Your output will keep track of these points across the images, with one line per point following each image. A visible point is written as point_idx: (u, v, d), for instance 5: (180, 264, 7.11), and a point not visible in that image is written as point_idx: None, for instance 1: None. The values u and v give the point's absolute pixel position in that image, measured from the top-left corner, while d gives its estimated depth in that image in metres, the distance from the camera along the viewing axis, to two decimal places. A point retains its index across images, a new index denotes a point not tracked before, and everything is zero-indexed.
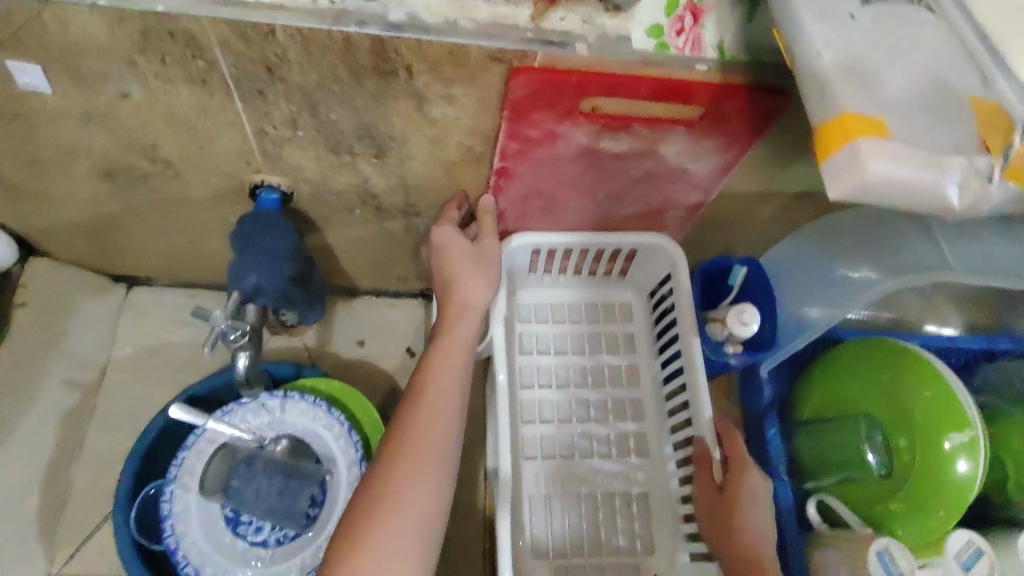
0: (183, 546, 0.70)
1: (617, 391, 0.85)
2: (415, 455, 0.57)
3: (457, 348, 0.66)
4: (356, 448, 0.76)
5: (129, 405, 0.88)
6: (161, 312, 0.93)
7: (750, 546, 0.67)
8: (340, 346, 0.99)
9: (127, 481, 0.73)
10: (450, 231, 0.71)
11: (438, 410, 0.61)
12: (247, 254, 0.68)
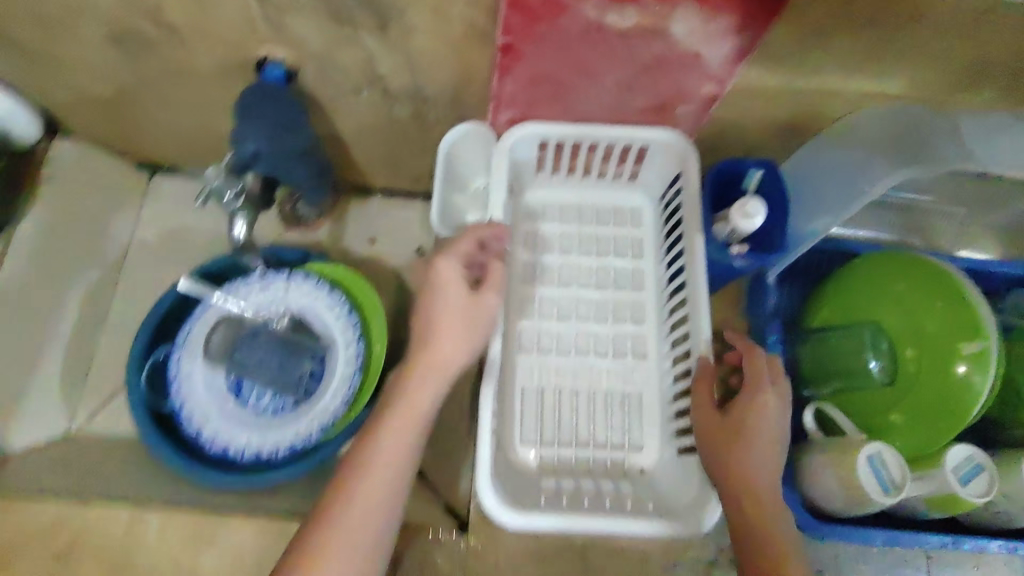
0: (188, 406, 0.74)
1: (619, 292, 0.84)
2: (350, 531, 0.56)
3: (409, 430, 0.60)
4: (354, 328, 0.77)
5: (147, 279, 0.92)
6: (180, 196, 0.96)
7: (754, 469, 0.61)
8: (351, 243, 0.99)
9: (139, 344, 0.77)
10: (444, 283, 0.65)
11: (369, 502, 0.57)
12: (248, 118, 0.71)
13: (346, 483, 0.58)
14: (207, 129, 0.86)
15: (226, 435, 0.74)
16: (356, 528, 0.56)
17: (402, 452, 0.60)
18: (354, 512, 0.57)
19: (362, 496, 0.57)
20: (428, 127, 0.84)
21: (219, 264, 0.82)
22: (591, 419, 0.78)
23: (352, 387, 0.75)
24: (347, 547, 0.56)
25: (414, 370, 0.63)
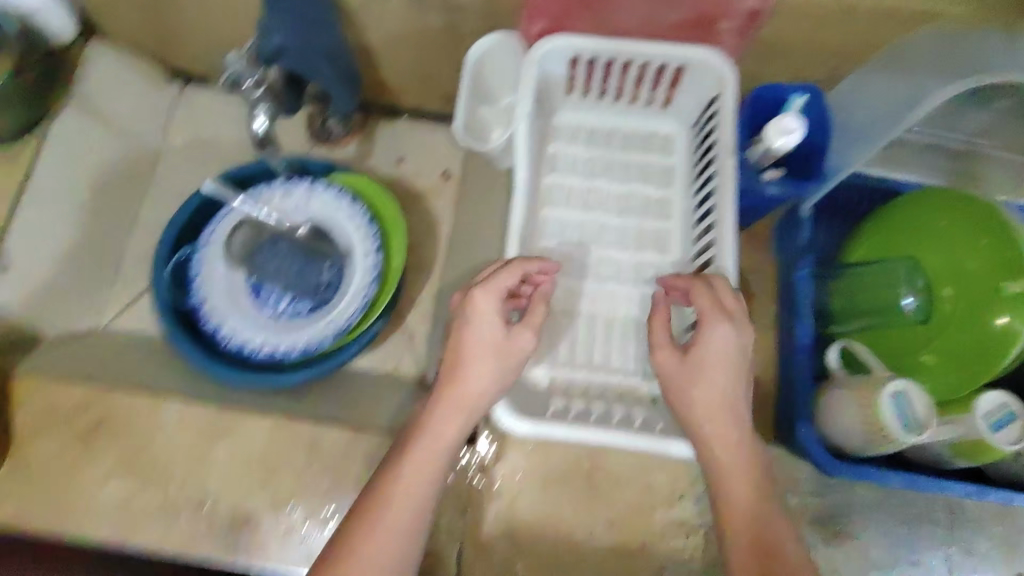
0: (209, 304, 0.76)
1: (645, 219, 0.81)
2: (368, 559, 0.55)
3: (430, 463, 0.60)
4: (373, 238, 0.77)
5: (184, 184, 0.95)
6: (216, 106, 0.98)
7: (716, 417, 0.61)
8: (380, 160, 0.99)
9: (165, 242, 0.78)
10: (478, 314, 0.63)
11: (388, 529, 0.57)
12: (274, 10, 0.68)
13: (366, 511, 0.58)
14: (241, 35, 0.87)
15: (242, 334, 0.76)
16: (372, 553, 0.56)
17: (423, 482, 0.59)
18: (373, 542, 0.56)
19: (379, 523, 0.57)
20: (458, 39, 0.81)
21: (249, 169, 0.83)
22: (608, 343, 0.77)
23: (367, 295, 0.75)
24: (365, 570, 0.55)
25: (439, 405, 0.62)
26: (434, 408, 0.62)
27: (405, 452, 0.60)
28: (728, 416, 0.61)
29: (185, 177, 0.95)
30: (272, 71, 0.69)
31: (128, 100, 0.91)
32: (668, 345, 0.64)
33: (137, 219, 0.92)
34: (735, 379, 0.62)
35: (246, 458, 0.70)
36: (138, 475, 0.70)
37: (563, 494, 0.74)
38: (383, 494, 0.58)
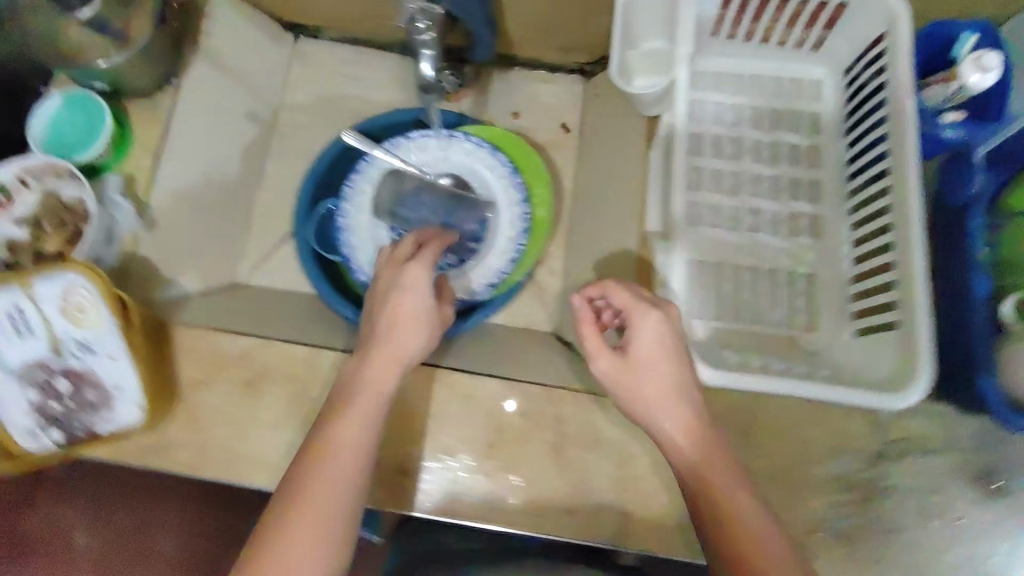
0: (356, 257, 0.76)
1: (795, 169, 0.77)
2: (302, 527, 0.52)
3: (349, 446, 0.56)
4: (519, 190, 0.76)
5: (307, 141, 0.95)
6: (332, 61, 0.96)
7: (654, 408, 0.59)
8: (495, 116, 0.95)
9: (305, 197, 0.78)
10: (411, 278, 0.62)
11: (322, 515, 0.53)
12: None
13: (294, 499, 0.53)
14: None
15: None
16: (303, 540, 0.52)
17: (346, 465, 0.55)
18: (304, 529, 0.52)
19: (305, 510, 0.53)
20: None
21: (397, 119, 0.82)
22: (762, 295, 0.74)
23: (519, 247, 0.74)
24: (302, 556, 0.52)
25: (350, 392, 0.59)
26: (349, 391, 0.59)
27: (324, 439, 0.56)
28: (678, 415, 0.59)
29: (307, 134, 0.95)
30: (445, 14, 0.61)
31: (250, 54, 0.90)
32: (598, 348, 0.61)
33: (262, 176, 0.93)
34: (679, 364, 0.60)
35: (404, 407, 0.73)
36: (303, 427, 0.71)
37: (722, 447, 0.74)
38: (302, 480, 0.54)
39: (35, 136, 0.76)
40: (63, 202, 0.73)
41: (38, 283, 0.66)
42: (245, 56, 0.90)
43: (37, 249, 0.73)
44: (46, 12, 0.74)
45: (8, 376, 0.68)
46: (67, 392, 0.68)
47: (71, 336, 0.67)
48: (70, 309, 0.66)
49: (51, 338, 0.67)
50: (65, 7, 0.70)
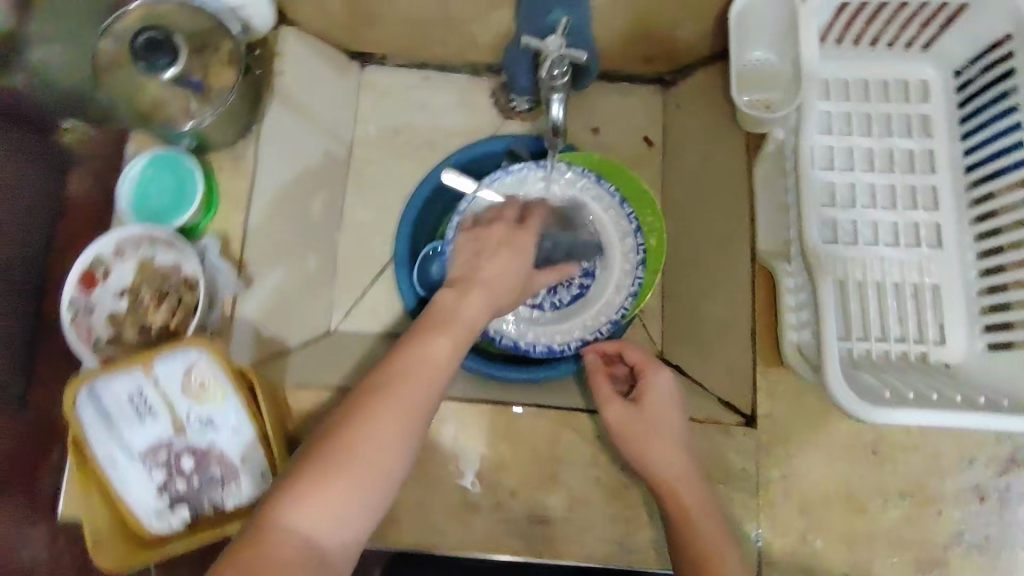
0: None
1: (909, 177, 0.74)
2: (381, 437, 0.51)
3: (429, 372, 0.55)
4: (631, 221, 0.75)
5: (383, 176, 0.93)
6: (401, 90, 0.94)
7: (643, 450, 0.65)
8: (575, 133, 0.92)
9: (404, 246, 0.81)
10: (515, 247, 0.65)
11: (397, 431, 0.51)
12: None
13: (373, 407, 0.52)
14: (449, 12, 0.82)
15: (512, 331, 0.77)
16: (377, 445, 0.50)
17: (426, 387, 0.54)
18: (376, 448, 0.50)
19: (387, 412, 0.52)
20: None
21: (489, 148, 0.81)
22: (888, 311, 0.72)
23: (636, 284, 0.75)
24: (376, 460, 0.50)
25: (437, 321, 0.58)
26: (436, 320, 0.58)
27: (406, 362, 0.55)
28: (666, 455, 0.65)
29: (383, 167, 0.93)
30: (582, 56, 0.55)
31: (322, 90, 0.87)
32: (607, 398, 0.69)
33: (344, 216, 0.91)
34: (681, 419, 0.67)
35: (533, 452, 0.71)
36: (435, 480, 0.71)
37: (854, 467, 0.73)
38: (381, 391, 0.53)
39: (122, 201, 0.73)
40: (159, 269, 0.71)
41: (157, 364, 0.64)
42: (318, 93, 0.86)
43: (140, 322, 0.71)
44: (125, 70, 0.72)
45: (129, 461, 0.65)
46: (190, 472, 0.67)
47: (193, 414, 0.66)
48: (194, 388, 0.65)
49: (173, 417, 0.66)
50: (149, 69, 0.68)
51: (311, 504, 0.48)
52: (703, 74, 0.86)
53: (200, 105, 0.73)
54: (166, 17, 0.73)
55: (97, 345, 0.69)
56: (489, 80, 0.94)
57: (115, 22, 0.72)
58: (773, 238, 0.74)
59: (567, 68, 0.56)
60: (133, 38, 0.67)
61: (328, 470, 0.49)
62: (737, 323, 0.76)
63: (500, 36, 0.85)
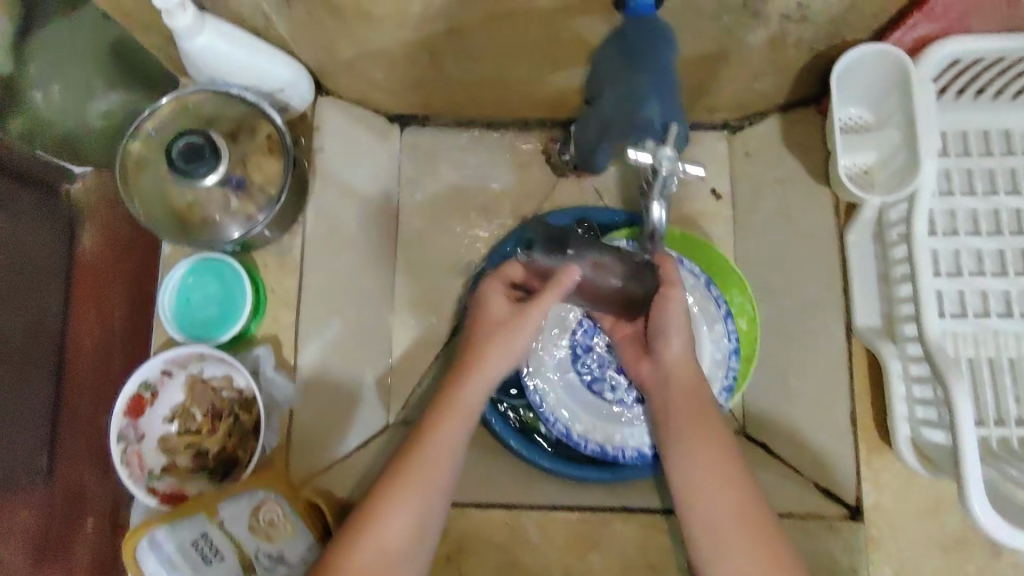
0: (547, 401, 0.73)
1: (1021, 239, 0.67)
2: (408, 491, 0.57)
3: (446, 453, 0.59)
4: (718, 303, 0.69)
5: (434, 245, 0.87)
6: (448, 153, 0.88)
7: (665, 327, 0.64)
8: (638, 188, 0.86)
9: None
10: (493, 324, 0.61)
11: (422, 486, 0.57)
12: (652, 71, 0.62)
13: (402, 468, 0.58)
14: (500, 74, 0.74)
15: (596, 431, 0.73)
16: (401, 506, 0.57)
17: (446, 462, 0.59)
18: (400, 507, 0.57)
19: (417, 482, 0.57)
20: (777, 53, 0.67)
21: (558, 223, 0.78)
22: (1007, 391, 0.65)
23: (732, 372, 0.69)
24: (402, 515, 0.56)
25: (441, 408, 0.60)
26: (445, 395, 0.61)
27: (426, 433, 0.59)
28: (709, 449, 0.60)
29: (434, 237, 0.87)
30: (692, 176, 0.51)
31: (364, 163, 0.80)
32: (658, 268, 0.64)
33: (395, 292, 0.86)
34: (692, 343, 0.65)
35: (625, 563, 0.64)
36: None
37: (967, 558, 0.66)
38: (410, 458, 0.58)
39: (165, 313, 0.68)
40: (209, 384, 0.67)
41: (223, 505, 0.61)
42: (362, 167, 0.80)
43: (195, 447, 0.66)
44: (156, 170, 0.68)
45: None
46: None
47: (262, 553, 0.62)
48: (264, 527, 0.62)
49: (240, 558, 0.61)
50: (189, 177, 0.62)
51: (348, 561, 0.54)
52: (777, 122, 0.79)
53: (240, 203, 0.68)
54: (198, 112, 0.69)
55: (150, 479, 0.64)
56: (539, 136, 0.87)
57: (144, 122, 0.68)
58: (872, 313, 0.69)
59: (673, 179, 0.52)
60: (171, 146, 0.61)
61: (364, 523, 0.56)
62: (833, 402, 0.70)
63: (553, 95, 0.78)
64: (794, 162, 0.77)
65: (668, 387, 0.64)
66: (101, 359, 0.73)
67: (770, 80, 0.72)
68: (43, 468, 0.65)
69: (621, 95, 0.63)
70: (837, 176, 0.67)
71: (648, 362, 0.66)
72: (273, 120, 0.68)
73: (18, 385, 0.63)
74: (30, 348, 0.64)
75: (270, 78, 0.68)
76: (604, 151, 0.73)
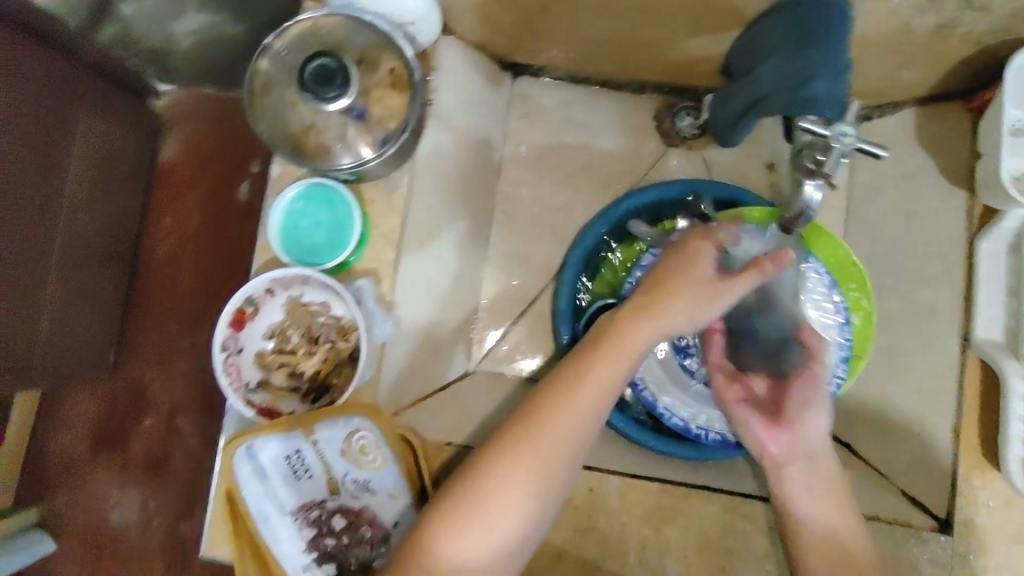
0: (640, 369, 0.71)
1: None
2: (529, 449, 0.51)
3: (580, 415, 0.52)
4: (839, 309, 0.67)
5: (532, 202, 0.87)
6: (558, 109, 0.87)
7: (812, 403, 0.58)
8: (748, 168, 0.84)
9: (565, 306, 0.77)
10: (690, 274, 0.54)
11: (551, 447, 0.51)
12: (827, 49, 0.55)
13: (528, 431, 0.51)
14: (632, 32, 0.72)
15: (684, 409, 0.70)
16: (514, 481, 0.50)
17: (579, 427, 0.52)
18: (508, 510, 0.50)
19: (541, 446, 0.51)
20: (939, 42, 0.64)
21: (666, 193, 0.77)
22: None
23: (838, 379, 0.66)
24: (526, 483, 0.50)
25: (604, 345, 0.53)
26: (595, 351, 0.54)
27: (534, 423, 0.51)
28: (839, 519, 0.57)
29: (534, 192, 0.87)
30: (874, 153, 0.50)
31: (476, 108, 0.80)
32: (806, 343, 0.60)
33: (489, 243, 0.86)
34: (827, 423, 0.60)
35: (703, 543, 0.63)
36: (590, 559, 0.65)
37: None
38: (534, 421, 0.51)
39: (273, 234, 0.69)
40: (308, 307, 0.67)
41: (319, 427, 0.62)
42: (476, 109, 0.80)
43: (290, 368, 0.67)
44: (280, 93, 0.68)
45: (280, 518, 0.60)
46: (340, 533, 0.62)
47: (351, 478, 0.63)
48: (356, 453, 0.63)
49: (330, 481, 0.63)
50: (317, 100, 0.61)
51: (459, 535, 0.49)
52: (911, 115, 0.75)
53: (358, 134, 0.68)
54: (327, 37, 0.67)
55: (247, 391, 0.65)
56: (653, 101, 0.86)
57: (275, 40, 0.67)
58: (993, 327, 0.67)
59: (842, 156, 0.50)
60: (303, 65, 0.60)
61: (478, 493, 0.50)
62: (934, 413, 0.68)
63: (680, 61, 0.76)
64: (927, 159, 0.73)
65: (808, 472, 0.58)
66: (173, 253, 1.12)
67: (918, 69, 0.69)
68: (110, 362, 1.09)
69: (787, 71, 0.57)
70: (999, 180, 0.64)
71: (781, 437, 0.58)
72: (404, 54, 0.67)
73: (98, 274, 1.02)
74: (115, 244, 1.06)
75: (405, 9, 0.66)
76: (747, 130, 0.66)
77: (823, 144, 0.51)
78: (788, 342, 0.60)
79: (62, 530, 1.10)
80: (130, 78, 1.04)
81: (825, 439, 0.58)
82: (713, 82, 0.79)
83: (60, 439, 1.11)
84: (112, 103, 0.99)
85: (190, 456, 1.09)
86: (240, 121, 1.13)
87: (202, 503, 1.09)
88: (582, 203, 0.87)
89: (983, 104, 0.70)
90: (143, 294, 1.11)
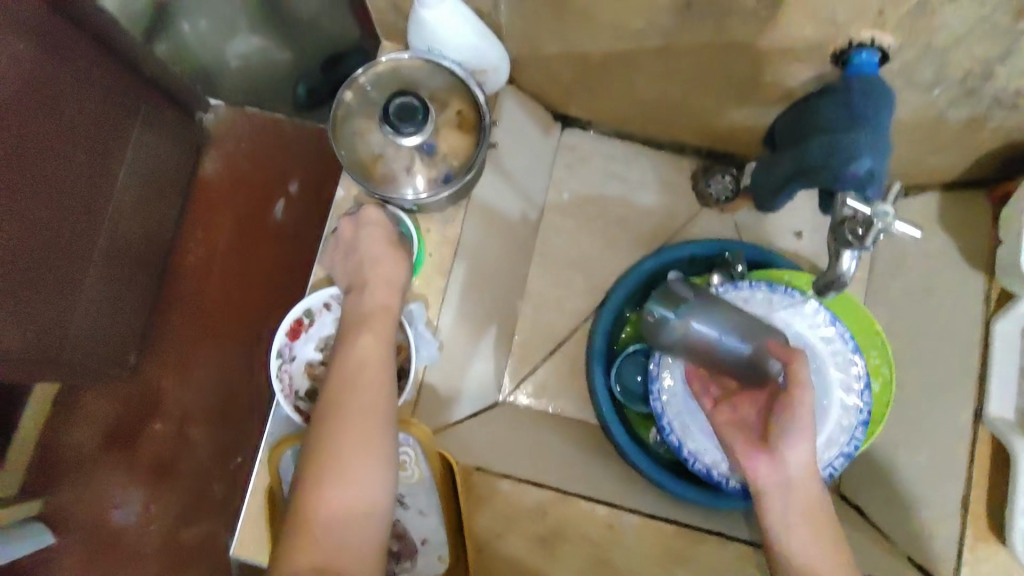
0: (668, 414, 0.75)
1: None
2: (367, 406, 0.58)
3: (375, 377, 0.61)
4: (859, 377, 0.70)
5: (569, 247, 0.92)
6: (601, 162, 0.93)
7: (790, 430, 0.61)
8: (776, 234, 0.89)
9: (599, 343, 0.83)
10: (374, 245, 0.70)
11: (365, 412, 0.58)
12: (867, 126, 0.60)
13: (341, 399, 0.59)
14: (685, 97, 0.78)
15: (708, 456, 0.74)
16: (362, 451, 0.56)
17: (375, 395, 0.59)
18: (349, 442, 0.57)
19: (363, 414, 0.58)
20: (971, 134, 0.69)
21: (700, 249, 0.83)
22: None
23: (854, 442, 0.70)
24: (369, 432, 0.57)
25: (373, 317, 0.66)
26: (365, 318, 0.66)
27: (350, 390, 0.59)
28: (816, 542, 0.59)
29: (572, 238, 0.92)
30: (909, 234, 0.54)
31: (528, 154, 0.86)
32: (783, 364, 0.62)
33: (525, 283, 0.91)
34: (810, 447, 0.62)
35: None
36: None
37: None
38: (347, 390, 0.59)
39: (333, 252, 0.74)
40: None
41: None
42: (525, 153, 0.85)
43: None
44: (359, 123, 0.73)
45: None
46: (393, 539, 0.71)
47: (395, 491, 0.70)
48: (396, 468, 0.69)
49: None
50: (397, 133, 0.67)
51: (337, 493, 0.55)
52: (937, 199, 0.81)
53: (423, 167, 0.72)
54: (409, 78, 0.73)
55: (296, 398, 0.69)
56: (692, 163, 0.92)
57: (361, 75, 0.73)
58: (1006, 406, 0.70)
59: (878, 233, 0.55)
60: (388, 102, 0.66)
61: (333, 458, 0.56)
62: (943, 480, 0.71)
63: (724, 128, 0.82)
64: (946, 241, 0.79)
65: (790, 497, 0.61)
66: (200, 265, 1.16)
67: (947, 155, 0.75)
68: (128, 364, 1.11)
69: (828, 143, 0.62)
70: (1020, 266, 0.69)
71: (767, 463, 0.62)
72: (477, 99, 0.72)
73: (132, 276, 1.05)
74: (150, 249, 1.10)
75: (485, 60, 0.73)
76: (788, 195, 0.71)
77: (864, 219, 0.55)
78: (757, 364, 0.65)
79: (63, 524, 1.11)
80: (184, 93, 1.09)
81: (806, 466, 0.62)
82: (752, 152, 0.85)
83: (71, 434, 1.13)
84: (165, 118, 1.05)
85: (199, 463, 1.11)
86: (293, 143, 1.19)
87: (213, 505, 1.11)
88: (616, 253, 0.92)
89: (1003, 196, 0.76)
90: (173, 300, 1.15)
